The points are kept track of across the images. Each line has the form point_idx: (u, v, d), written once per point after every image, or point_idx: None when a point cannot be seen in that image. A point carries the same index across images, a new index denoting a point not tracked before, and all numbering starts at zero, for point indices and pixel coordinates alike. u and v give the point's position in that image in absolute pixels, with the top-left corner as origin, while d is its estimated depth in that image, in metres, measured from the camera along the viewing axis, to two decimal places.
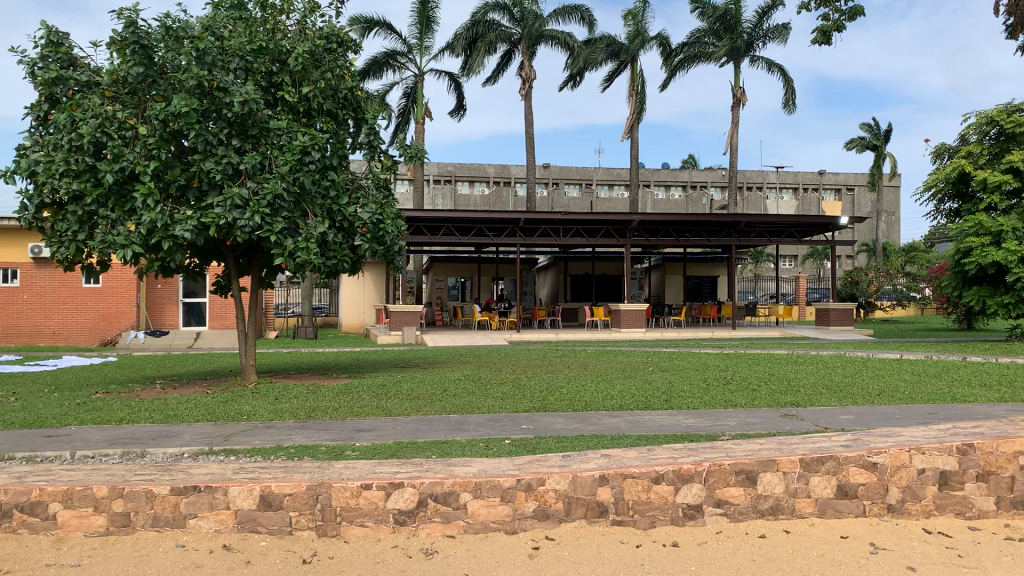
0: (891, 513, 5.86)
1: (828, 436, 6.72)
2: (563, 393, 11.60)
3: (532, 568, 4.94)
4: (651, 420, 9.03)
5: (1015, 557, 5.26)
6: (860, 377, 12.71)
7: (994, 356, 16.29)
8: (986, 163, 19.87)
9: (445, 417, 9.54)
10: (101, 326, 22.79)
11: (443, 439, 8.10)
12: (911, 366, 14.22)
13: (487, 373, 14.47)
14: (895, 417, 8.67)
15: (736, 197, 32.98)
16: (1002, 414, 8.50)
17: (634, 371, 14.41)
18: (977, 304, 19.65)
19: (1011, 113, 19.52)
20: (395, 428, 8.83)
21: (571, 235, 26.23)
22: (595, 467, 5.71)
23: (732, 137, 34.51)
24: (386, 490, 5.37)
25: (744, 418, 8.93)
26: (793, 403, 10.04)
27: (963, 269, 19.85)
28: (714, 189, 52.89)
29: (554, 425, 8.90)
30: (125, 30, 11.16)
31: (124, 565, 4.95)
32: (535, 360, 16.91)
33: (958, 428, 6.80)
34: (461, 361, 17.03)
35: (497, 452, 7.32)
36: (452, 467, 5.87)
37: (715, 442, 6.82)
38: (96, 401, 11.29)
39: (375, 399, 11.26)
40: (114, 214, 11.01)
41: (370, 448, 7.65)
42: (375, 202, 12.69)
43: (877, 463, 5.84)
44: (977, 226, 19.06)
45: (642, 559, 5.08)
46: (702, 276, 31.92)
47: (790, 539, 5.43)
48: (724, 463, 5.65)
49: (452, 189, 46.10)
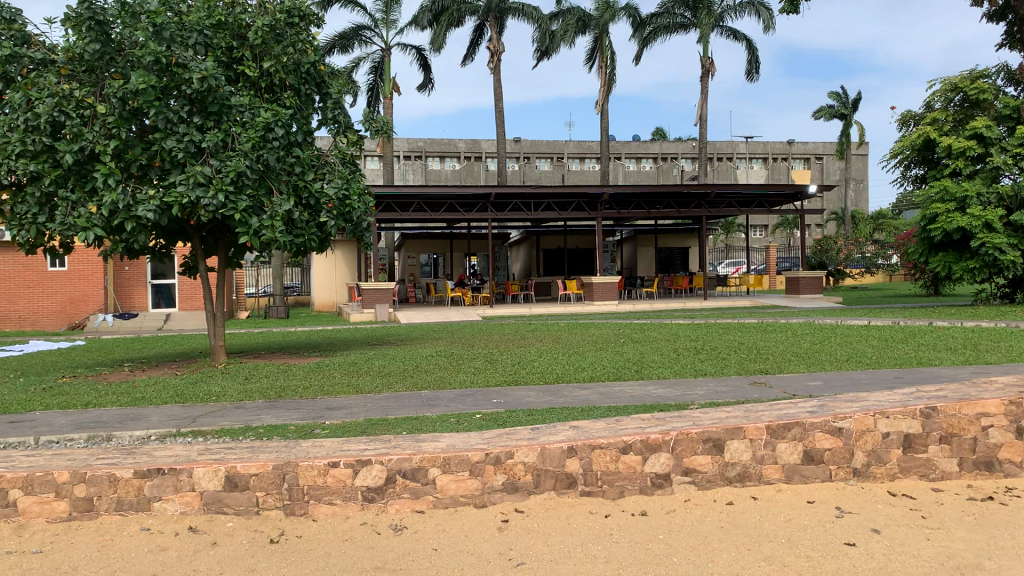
0: (857, 477, 5.91)
1: (793, 402, 6.78)
2: (534, 366, 11.63)
3: (502, 542, 4.92)
4: (622, 391, 9.08)
5: (976, 516, 5.33)
6: (828, 343, 12.90)
7: (961, 319, 16.56)
8: (951, 130, 20.01)
9: (417, 393, 9.53)
10: (67, 309, 22.57)
11: (414, 415, 8.08)
12: (878, 332, 14.41)
13: (461, 348, 14.46)
14: (861, 381, 8.81)
15: (707, 168, 33.04)
16: (964, 376, 8.66)
17: (606, 344, 14.46)
18: (943, 269, 19.88)
19: (975, 79, 19.71)
20: (366, 405, 8.80)
21: (542, 209, 26.10)
22: (563, 439, 5.71)
23: (700, 108, 34.58)
24: (354, 468, 5.33)
25: (713, 387, 8.99)
26: (762, 371, 10.14)
27: (929, 235, 20.02)
28: (685, 161, 53.18)
29: (525, 398, 8.90)
30: (80, 5, 10.89)
31: (87, 550, 4.87)
32: (508, 334, 16.93)
33: (921, 391, 6.89)
34: (434, 337, 17.02)
35: (468, 427, 7.29)
36: (420, 444, 5.84)
37: (683, 411, 6.86)
38: (62, 386, 11.12)
39: (345, 376, 11.22)
40: (75, 195, 10.79)
41: (339, 426, 7.62)
42: (340, 177, 12.51)
43: (842, 428, 5.88)
44: (942, 192, 19.28)
45: (610, 529, 5.09)
46: (673, 248, 31.99)
47: (758, 505, 5.47)
48: (691, 431, 5.66)
49: (423, 164, 45.87)
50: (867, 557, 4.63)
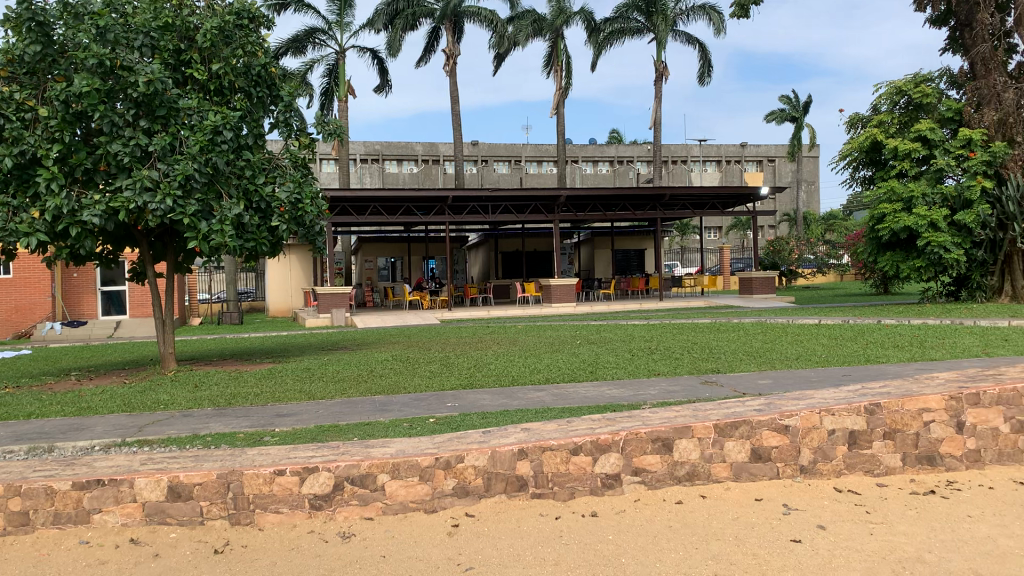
0: (804, 474, 5.98)
1: (742, 400, 6.85)
2: (489, 369, 11.61)
3: (451, 546, 4.89)
4: (575, 392, 9.11)
5: (919, 510, 5.42)
6: (779, 342, 13.09)
7: (909, 318, 16.89)
8: (896, 132, 20.41)
9: (371, 398, 9.45)
10: (12, 318, 21.97)
11: (366, 420, 8.00)
12: (828, 330, 14.65)
13: (416, 352, 14.38)
14: (810, 379, 8.94)
15: (662, 170, 33.34)
16: (908, 373, 8.84)
17: (562, 345, 14.50)
18: (891, 269, 20.28)
19: (919, 83, 20.10)
20: (318, 411, 8.70)
21: (499, 212, 26.10)
22: (512, 442, 5.69)
23: (655, 111, 34.91)
24: (300, 475, 5.25)
25: (665, 387, 9.05)
26: (714, 370, 10.25)
27: (876, 236, 20.43)
28: (641, 164, 53.63)
29: (479, 401, 8.88)
30: (20, 7, 10.60)
31: (23, 566, 4.73)
32: (464, 337, 16.88)
33: (867, 387, 7.00)
34: (389, 341, 16.90)
35: (419, 432, 7.24)
36: (369, 449, 5.77)
37: (634, 411, 6.89)
38: (4, 397, 10.81)
39: (298, 382, 11.09)
40: (17, 201, 10.51)
41: (289, 432, 7.52)
42: (292, 181, 12.36)
43: (788, 425, 5.94)
44: (889, 193, 19.71)
45: (560, 531, 5.08)
46: (630, 250, 32.21)
47: (706, 503, 5.50)
48: (640, 431, 5.68)
49: (380, 167, 45.58)
50: (811, 553, 4.68)
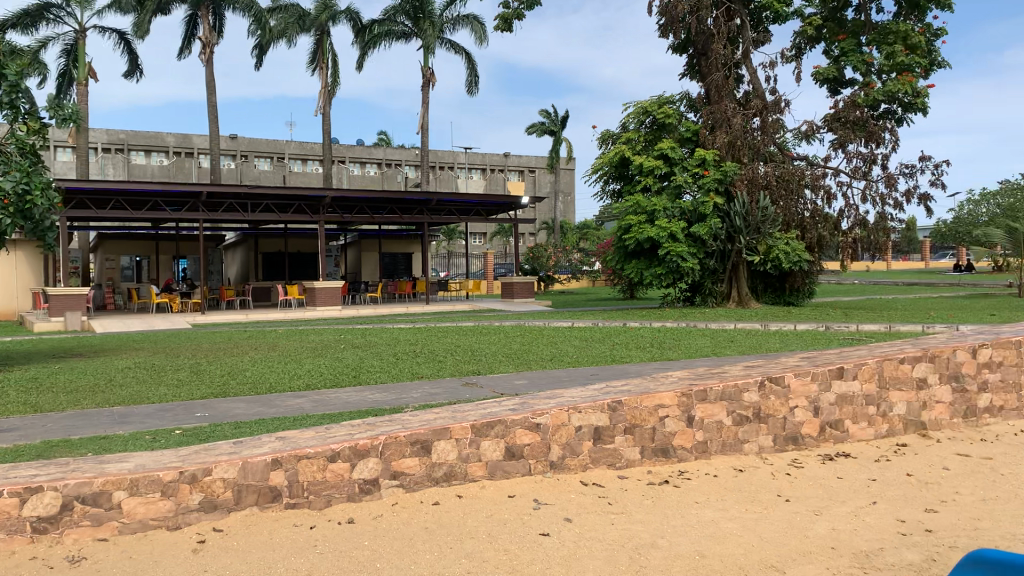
0: (554, 469, 6.26)
1: (498, 401, 7.08)
2: (246, 376, 11.12)
3: (196, 563, 4.62)
4: (336, 397, 8.96)
5: (654, 499, 5.87)
6: (536, 344, 13.67)
7: (652, 321, 18.29)
8: (642, 149, 22.01)
9: (110, 409, 8.72)
10: None
11: (104, 433, 7.37)
12: (581, 333, 15.51)
13: (165, 358, 13.47)
14: (562, 379, 9.41)
15: (428, 175, 33.70)
16: (649, 372, 9.57)
17: (324, 350, 14.20)
18: (636, 276, 21.85)
19: (662, 104, 21.69)
20: (46, 425, 7.89)
21: (260, 211, 25.12)
22: (266, 450, 5.49)
23: (421, 116, 35.22)
24: (20, 497, 4.73)
25: (426, 390, 9.12)
26: (474, 372, 10.50)
27: (624, 245, 21.93)
28: (407, 168, 53.91)
29: (233, 409, 8.48)
30: None
31: None
32: (219, 342, 16.06)
33: (611, 386, 7.48)
34: (134, 347, 15.69)
35: (165, 444, 6.77)
36: (105, 465, 5.32)
37: (393, 415, 6.90)
38: None
39: (24, 393, 10.00)
40: None
41: (10, 450, 6.76)
42: (18, 169, 11.12)
43: (540, 424, 6.20)
44: (635, 206, 21.22)
45: (314, 540, 4.96)
46: (396, 253, 32.23)
47: (462, 503, 5.62)
48: (398, 435, 5.69)
49: (126, 158, 42.26)
50: (558, 545, 4.92)
